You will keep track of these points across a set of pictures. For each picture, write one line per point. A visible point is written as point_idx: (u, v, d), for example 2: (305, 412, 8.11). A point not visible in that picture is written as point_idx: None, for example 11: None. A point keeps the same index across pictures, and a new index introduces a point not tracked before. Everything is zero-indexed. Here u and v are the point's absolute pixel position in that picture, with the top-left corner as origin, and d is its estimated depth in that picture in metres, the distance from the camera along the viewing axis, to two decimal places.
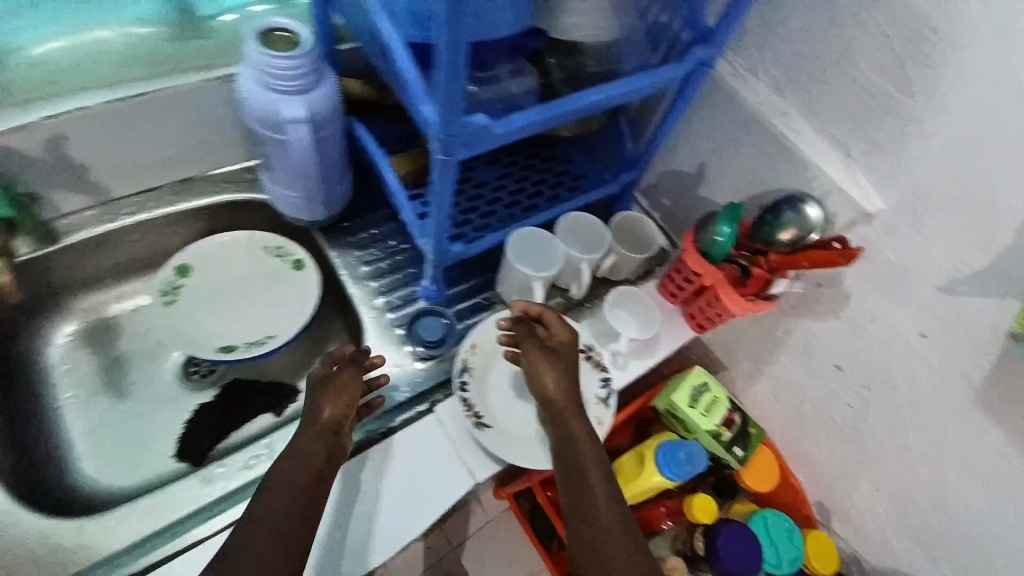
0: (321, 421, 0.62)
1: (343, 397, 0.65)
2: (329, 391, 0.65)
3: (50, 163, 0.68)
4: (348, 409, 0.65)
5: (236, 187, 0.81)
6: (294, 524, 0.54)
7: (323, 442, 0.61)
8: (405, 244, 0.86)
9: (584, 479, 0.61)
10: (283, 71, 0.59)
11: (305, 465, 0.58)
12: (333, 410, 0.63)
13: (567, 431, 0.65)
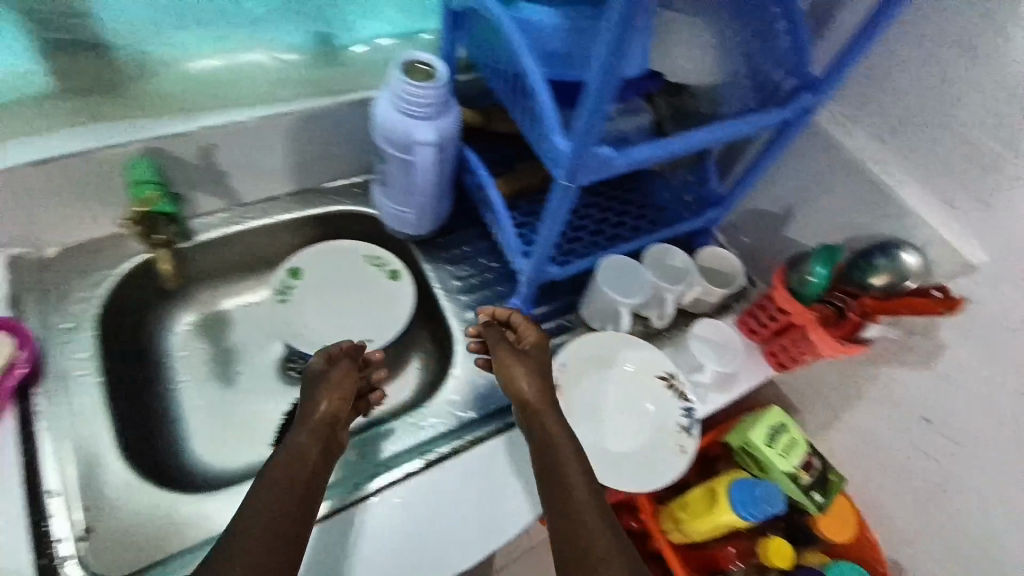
0: (318, 416, 0.66)
1: (339, 393, 0.69)
2: (325, 386, 0.69)
3: (200, 168, 0.75)
4: (344, 405, 0.69)
5: (346, 200, 0.89)
6: (290, 510, 0.58)
7: (318, 435, 0.65)
8: (493, 263, 0.91)
9: (561, 479, 0.62)
10: (421, 99, 0.66)
11: (303, 455, 0.62)
12: (328, 405, 0.67)
13: (546, 435, 0.66)
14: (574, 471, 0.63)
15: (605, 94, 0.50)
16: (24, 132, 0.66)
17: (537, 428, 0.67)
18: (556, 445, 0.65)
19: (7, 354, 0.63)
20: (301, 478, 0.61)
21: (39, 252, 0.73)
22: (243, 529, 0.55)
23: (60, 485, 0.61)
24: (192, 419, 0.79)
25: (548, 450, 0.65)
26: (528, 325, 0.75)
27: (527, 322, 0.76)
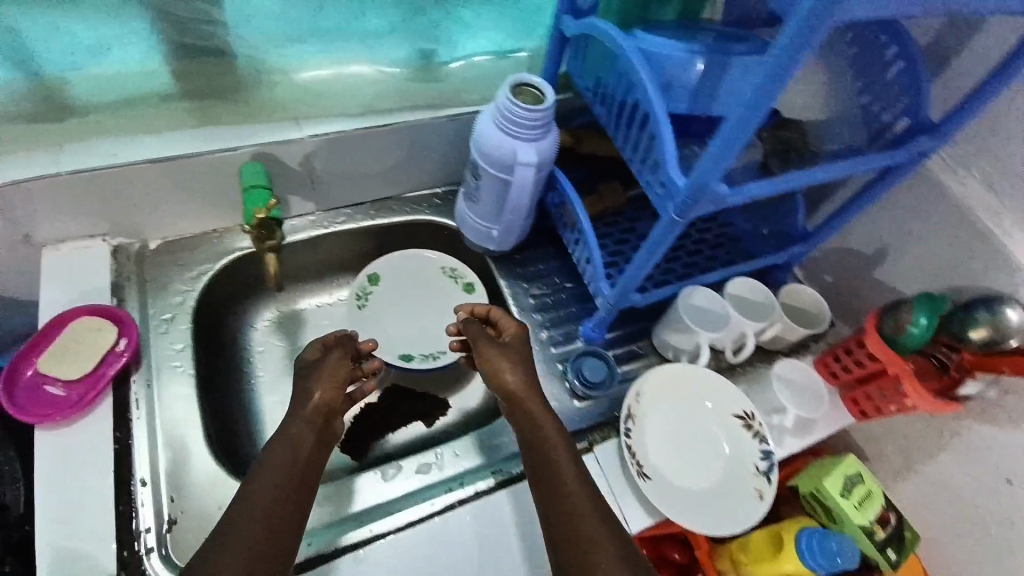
0: (312, 404, 0.67)
1: (331, 380, 0.70)
2: (316, 374, 0.70)
3: (300, 175, 0.78)
4: (337, 392, 0.70)
5: (427, 211, 0.90)
6: (283, 497, 0.59)
7: (310, 424, 0.66)
8: (567, 283, 0.90)
9: (554, 480, 0.61)
10: (527, 121, 0.66)
11: (298, 444, 0.64)
12: (322, 393, 0.69)
13: (538, 437, 0.65)
14: (567, 469, 0.62)
15: (738, 138, 0.49)
16: (146, 132, 0.69)
17: (527, 429, 0.66)
18: (550, 447, 0.64)
19: (111, 343, 0.65)
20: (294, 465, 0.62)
21: (141, 244, 0.76)
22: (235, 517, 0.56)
23: (150, 476, 0.62)
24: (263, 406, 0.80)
25: (540, 451, 0.64)
26: (508, 322, 0.76)
27: (509, 320, 0.76)
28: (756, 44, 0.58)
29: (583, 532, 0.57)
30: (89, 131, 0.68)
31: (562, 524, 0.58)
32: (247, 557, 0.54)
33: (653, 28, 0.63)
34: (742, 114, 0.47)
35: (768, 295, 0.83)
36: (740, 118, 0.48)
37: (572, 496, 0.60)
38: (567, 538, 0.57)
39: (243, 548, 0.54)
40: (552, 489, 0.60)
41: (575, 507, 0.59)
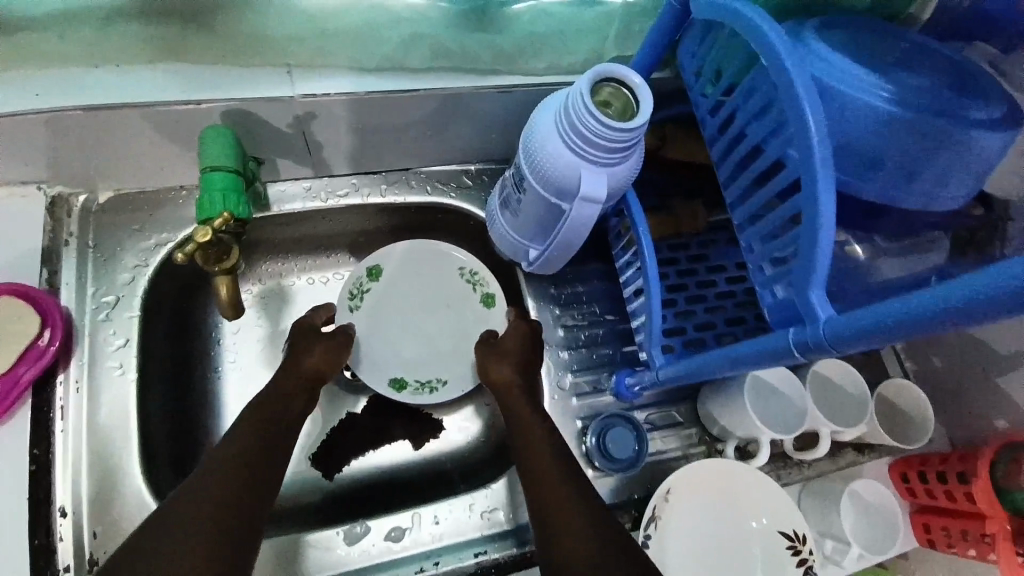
0: (304, 366, 0.61)
1: (331, 350, 0.64)
2: (314, 342, 0.64)
3: (292, 138, 0.60)
4: (334, 359, 0.64)
5: (452, 194, 0.71)
6: (258, 444, 0.52)
7: (303, 385, 0.60)
8: (610, 315, 0.73)
9: (538, 474, 0.54)
10: (607, 142, 0.46)
11: (287, 403, 0.57)
12: (320, 354, 0.63)
13: (523, 441, 0.57)
14: (558, 473, 0.54)
15: (949, 322, 0.29)
16: (90, 63, 0.51)
17: (515, 437, 0.58)
18: (534, 454, 0.56)
19: (30, 337, 0.52)
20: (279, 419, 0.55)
21: (88, 195, 0.60)
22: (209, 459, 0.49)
23: (72, 506, 0.52)
24: (227, 390, 0.67)
25: (527, 456, 0.56)
26: (512, 331, 0.67)
27: (513, 327, 0.67)
28: (993, 110, 0.37)
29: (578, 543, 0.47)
30: (15, 54, 0.50)
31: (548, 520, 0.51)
32: (208, 493, 0.46)
33: (831, 34, 0.41)
34: (980, 290, 0.27)
35: (863, 390, 0.66)
36: (970, 295, 0.27)
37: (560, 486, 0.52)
38: (564, 547, 0.48)
39: (203, 484, 0.46)
40: (541, 502, 0.52)
41: (568, 511, 0.50)
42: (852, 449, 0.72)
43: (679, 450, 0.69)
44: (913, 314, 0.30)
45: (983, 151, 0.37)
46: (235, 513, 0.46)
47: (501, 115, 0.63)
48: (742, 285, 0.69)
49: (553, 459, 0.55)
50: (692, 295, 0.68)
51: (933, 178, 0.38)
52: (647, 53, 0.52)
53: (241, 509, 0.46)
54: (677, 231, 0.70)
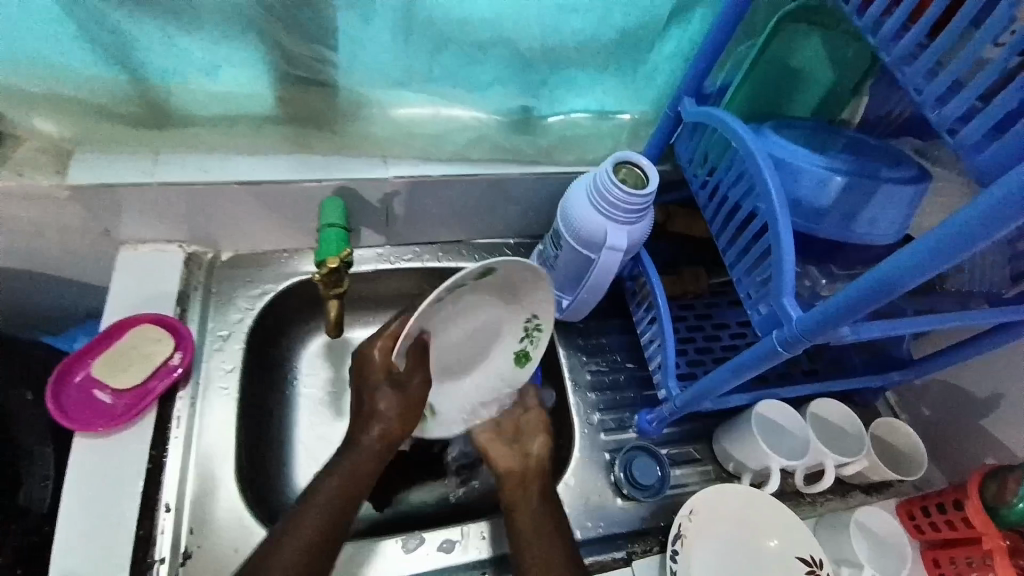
0: (365, 442, 0.61)
1: (396, 424, 0.61)
2: (377, 415, 0.62)
3: (377, 211, 0.76)
4: (400, 429, 0.62)
5: (496, 260, 0.86)
6: (336, 504, 0.57)
7: (371, 451, 0.61)
8: (630, 363, 0.84)
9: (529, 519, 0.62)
10: (625, 204, 0.62)
11: (365, 464, 0.60)
12: (380, 427, 0.61)
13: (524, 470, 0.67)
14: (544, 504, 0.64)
15: (876, 298, 0.41)
16: (239, 151, 0.67)
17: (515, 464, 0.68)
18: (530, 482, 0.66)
19: (165, 356, 0.64)
20: (349, 477, 0.59)
21: (213, 253, 0.75)
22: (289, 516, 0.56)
23: (175, 503, 0.61)
24: (298, 422, 0.76)
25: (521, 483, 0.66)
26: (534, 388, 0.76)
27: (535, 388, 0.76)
28: (905, 172, 0.53)
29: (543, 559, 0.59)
30: (189, 143, 0.66)
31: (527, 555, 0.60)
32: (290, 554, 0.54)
33: (782, 131, 0.59)
34: (882, 277, 0.40)
35: (858, 426, 0.74)
36: (876, 282, 0.41)
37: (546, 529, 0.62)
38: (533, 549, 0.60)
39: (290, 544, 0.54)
40: (526, 520, 0.62)
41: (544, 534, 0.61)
42: (860, 491, 0.79)
43: (697, 484, 0.76)
44: (853, 297, 0.42)
45: (902, 199, 0.51)
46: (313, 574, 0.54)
47: (538, 196, 0.80)
48: (742, 339, 0.81)
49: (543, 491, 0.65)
50: (700, 345, 0.80)
51: (866, 219, 0.52)
52: (653, 146, 0.70)
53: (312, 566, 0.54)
54: (683, 291, 0.83)
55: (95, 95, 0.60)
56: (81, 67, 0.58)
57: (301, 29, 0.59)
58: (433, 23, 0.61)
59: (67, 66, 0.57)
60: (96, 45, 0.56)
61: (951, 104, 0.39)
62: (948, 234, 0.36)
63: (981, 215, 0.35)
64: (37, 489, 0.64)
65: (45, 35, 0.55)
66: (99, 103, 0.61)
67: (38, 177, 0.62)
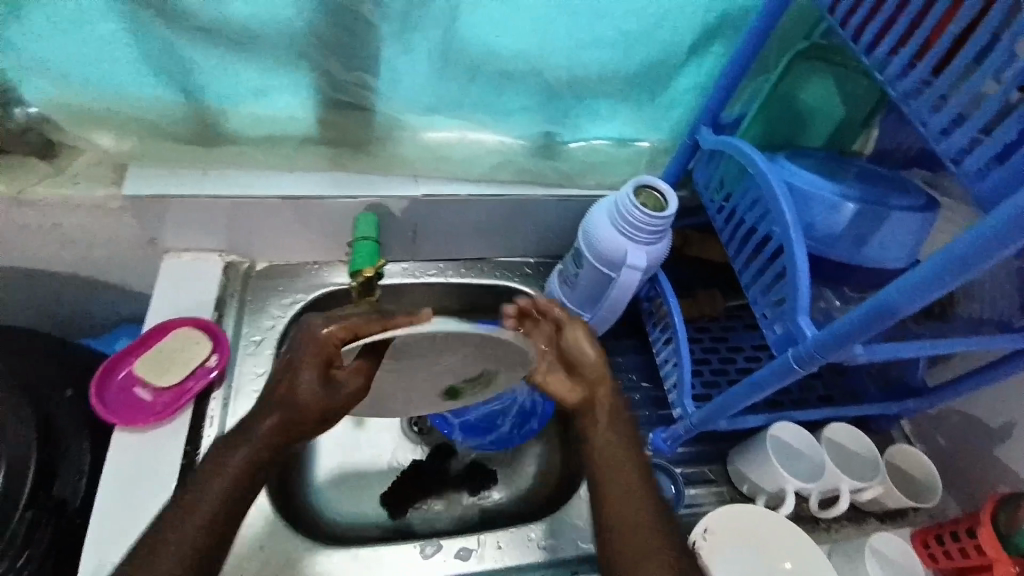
0: (258, 433, 0.57)
1: (286, 424, 0.57)
2: (287, 411, 0.57)
3: (405, 227, 0.80)
4: (292, 428, 0.58)
5: (516, 278, 0.89)
6: (234, 490, 0.54)
7: (274, 426, 0.57)
8: (645, 382, 0.86)
9: (612, 477, 0.59)
10: (644, 225, 0.65)
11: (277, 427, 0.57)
12: (277, 418, 0.57)
13: (615, 467, 0.59)
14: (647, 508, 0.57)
15: (889, 315, 0.43)
16: (281, 168, 0.72)
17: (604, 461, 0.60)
18: (624, 482, 0.58)
19: (202, 358, 0.68)
20: (242, 469, 0.55)
21: (249, 263, 0.79)
22: (189, 491, 0.54)
23: None
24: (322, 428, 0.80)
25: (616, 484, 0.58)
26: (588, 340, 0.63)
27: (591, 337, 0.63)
28: (916, 201, 0.55)
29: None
30: (238, 160, 0.70)
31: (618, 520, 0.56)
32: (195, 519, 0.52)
33: (797, 161, 0.62)
34: (896, 293, 0.42)
35: (873, 452, 0.75)
36: (890, 298, 0.43)
37: (635, 498, 0.57)
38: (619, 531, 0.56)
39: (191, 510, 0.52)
40: (629, 529, 0.56)
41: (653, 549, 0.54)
42: (875, 518, 0.79)
43: (712, 505, 0.77)
44: (867, 314, 0.44)
45: (911, 225, 0.54)
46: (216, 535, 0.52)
47: (559, 218, 0.83)
48: (756, 362, 0.82)
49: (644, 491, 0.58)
50: (715, 366, 0.81)
51: (878, 244, 0.54)
52: (672, 172, 0.73)
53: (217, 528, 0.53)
54: (699, 313, 0.85)
55: (153, 115, 0.65)
56: (143, 89, 0.63)
57: (347, 58, 0.63)
58: (468, 52, 0.64)
59: (129, 88, 0.62)
60: (158, 69, 0.61)
61: (958, 132, 0.42)
62: (954, 253, 0.39)
63: (986, 237, 0.37)
64: (70, 484, 0.63)
65: (113, 60, 0.60)
66: (156, 122, 0.66)
67: (98, 188, 0.67)
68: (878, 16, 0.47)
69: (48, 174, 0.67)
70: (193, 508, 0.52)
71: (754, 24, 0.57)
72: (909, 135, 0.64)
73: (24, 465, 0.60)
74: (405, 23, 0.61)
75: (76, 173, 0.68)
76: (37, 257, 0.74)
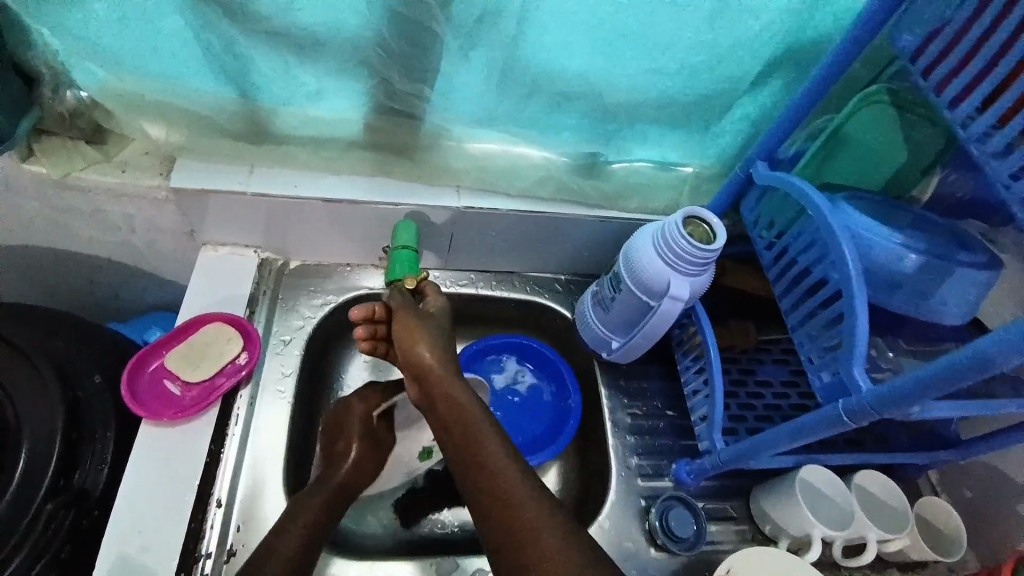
0: (337, 478, 0.65)
1: (370, 466, 0.69)
2: (366, 453, 0.68)
3: (442, 236, 0.79)
4: (364, 471, 0.68)
5: (546, 294, 0.88)
6: (317, 520, 0.60)
7: (353, 463, 0.67)
8: (670, 410, 0.84)
9: (486, 475, 0.55)
10: (690, 257, 0.64)
11: (361, 464, 0.68)
12: (353, 460, 0.67)
13: (469, 452, 0.57)
14: (517, 480, 0.54)
15: (954, 382, 0.42)
16: (326, 170, 0.71)
17: (457, 447, 0.58)
18: (482, 462, 0.56)
19: (233, 355, 0.67)
20: (325, 504, 0.63)
21: (282, 260, 0.79)
22: (279, 523, 0.59)
23: (226, 498, 0.63)
24: None
25: (476, 467, 0.56)
26: (422, 338, 0.62)
27: (432, 342, 0.62)
28: (979, 257, 0.54)
29: (550, 555, 0.49)
30: (284, 159, 0.70)
31: (494, 518, 0.53)
32: (289, 542, 0.58)
33: (854, 203, 0.60)
34: (962, 359, 0.41)
35: (903, 503, 0.73)
36: (957, 364, 0.41)
37: (511, 482, 0.54)
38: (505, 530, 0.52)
39: (286, 536, 0.58)
40: (504, 509, 0.53)
41: (535, 525, 0.51)
42: (896, 569, 0.77)
43: (732, 543, 0.76)
44: (930, 377, 0.43)
45: (975, 282, 0.53)
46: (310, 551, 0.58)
47: (595, 238, 0.82)
48: (786, 400, 0.80)
49: (510, 463, 0.56)
50: (743, 400, 0.80)
51: (933, 298, 0.53)
52: (718, 202, 0.71)
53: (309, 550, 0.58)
54: (730, 344, 0.84)
55: (206, 108, 0.65)
56: (198, 83, 0.63)
57: (408, 69, 0.62)
58: (530, 71, 0.63)
59: (187, 81, 0.62)
60: (216, 65, 0.61)
61: None
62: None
63: None
64: (91, 473, 0.62)
65: (170, 52, 0.60)
66: (207, 115, 0.66)
67: (144, 177, 0.67)
68: (965, 70, 0.46)
69: (94, 159, 0.67)
70: (277, 537, 0.58)
71: (826, 62, 0.55)
72: (971, 184, 0.62)
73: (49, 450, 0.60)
74: (469, 38, 0.60)
75: (123, 160, 0.68)
76: (77, 240, 0.74)
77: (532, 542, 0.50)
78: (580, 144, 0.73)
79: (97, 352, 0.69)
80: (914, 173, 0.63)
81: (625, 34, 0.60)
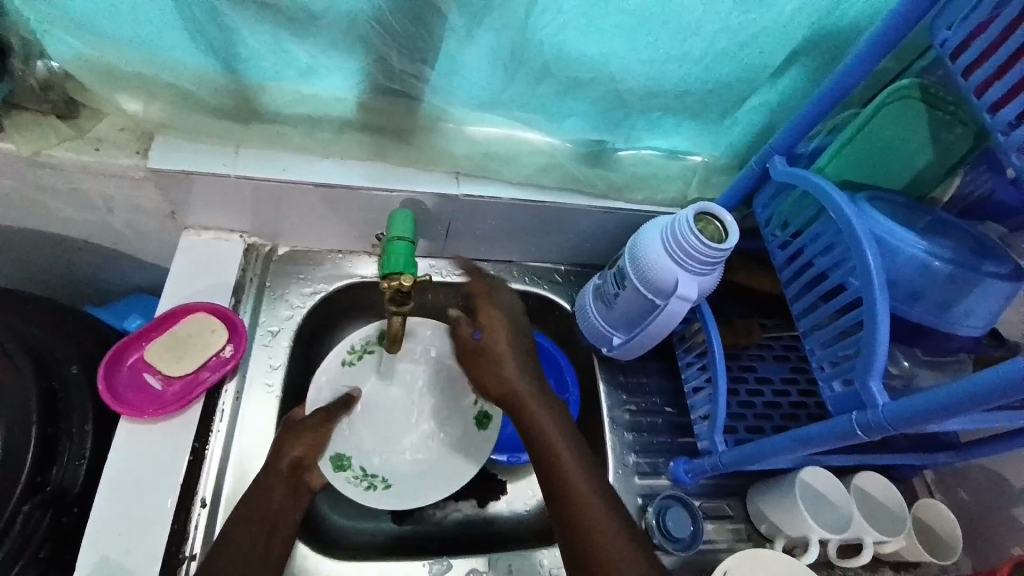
0: (286, 463, 0.61)
1: (311, 439, 0.63)
2: (298, 431, 0.63)
3: (439, 225, 0.75)
4: (317, 448, 0.63)
5: (546, 286, 0.85)
6: (269, 521, 0.57)
7: (303, 451, 0.62)
8: (669, 407, 0.82)
9: (551, 467, 0.61)
10: (700, 255, 0.61)
11: (306, 447, 0.62)
12: (296, 454, 0.62)
13: (544, 451, 0.62)
14: (579, 471, 0.60)
15: (974, 405, 0.40)
16: (319, 153, 0.67)
17: (534, 449, 0.62)
18: (557, 465, 0.60)
19: (217, 348, 0.64)
20: (290, 483, 0.60)
21: (271, 246, 0.75)
22: (231, 521, 0.56)
23: (210, 498, 0.61)
24: None
25: (551, 467, 0.61)
26: (499, 363, 0.68)
27: (509, 359, 0.68)
28: (1001, 267, 0.52)
29: (604, 545, 0.56)
30: (271, 139, 0.65)
31: (566, 502, 0.58)
32: (246, 544, 0.55)
33: (874, 204, 0.58)
34: (986, 382, 0.39)
35: (901, 505, 0.73)
36: (980, 387, 0.39)
37: (577, 472, 0.60)
38: (574, 510, 0.58)
39: (238, 540, 0.55)
40: (565, 494, 0.59)
41: (591, 515, 0.57)
42: (889, 568, 0.77)
43: (727, 543, 0.75)
44: (950, 399, 0.41)
45: (995, 294, 0.51)
46: (268, 553, 0.55)
47: (599, 228, 0.78)
48: (786, 398, 0.79)
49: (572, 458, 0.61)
50: (744, 399, 0.78)
51: (951, 309, 0.52)
52: (729, 196, 0.67)
53: (269, 553, 0.55)
54: (733, 341, 0.82)
55: (189, 83, 0.60)
56: (181, 55, 0.58)
57: (408, 48, 0.58)
58: (542, 54, 0.59)
59: (168, 52, 0.57)
60: (199, 36, 0.56)
61: None
62: None
63: None
64: (70, 469, 0.59)
65: (149, 20, 0.54)
66: (189, 89, 0.61)
67: (120, 155, 0.62)
68: (1006, 76, 0.43)
69: (67, 135, 0.62)
70: (226, 543, 0.54)
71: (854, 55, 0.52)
72: (993, 185, 0.60)
73: (23, 447, 0.56)
74: (476, 16, 0.55)
75: (98, 137, 0.63)
76: (50, 220, 0.70)
77: (591, 532, 0.56)
78: (588, 131, 0.69)
79: (72, 340, 0.66)
80: (937, 173, 0.60)
81: (648, 18, 0.56)
